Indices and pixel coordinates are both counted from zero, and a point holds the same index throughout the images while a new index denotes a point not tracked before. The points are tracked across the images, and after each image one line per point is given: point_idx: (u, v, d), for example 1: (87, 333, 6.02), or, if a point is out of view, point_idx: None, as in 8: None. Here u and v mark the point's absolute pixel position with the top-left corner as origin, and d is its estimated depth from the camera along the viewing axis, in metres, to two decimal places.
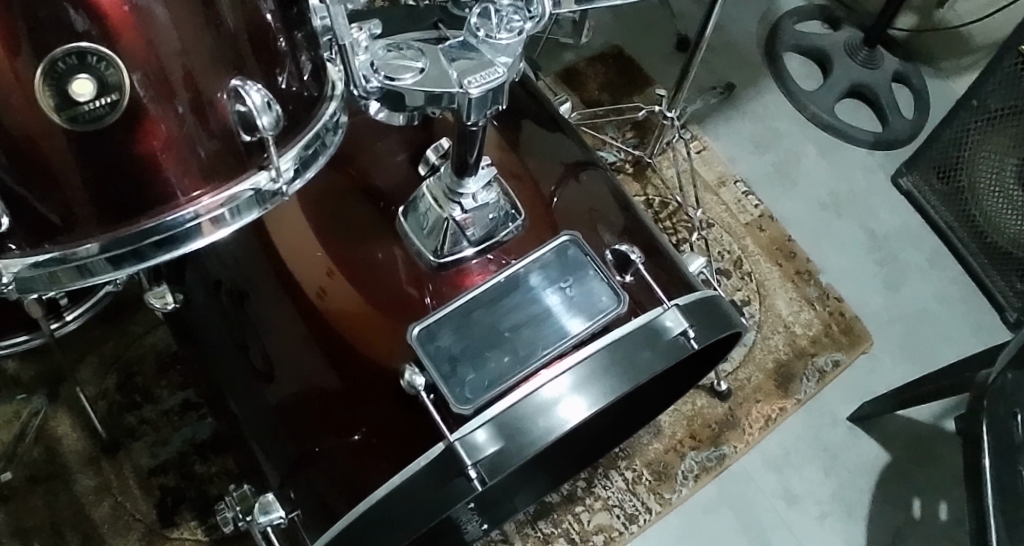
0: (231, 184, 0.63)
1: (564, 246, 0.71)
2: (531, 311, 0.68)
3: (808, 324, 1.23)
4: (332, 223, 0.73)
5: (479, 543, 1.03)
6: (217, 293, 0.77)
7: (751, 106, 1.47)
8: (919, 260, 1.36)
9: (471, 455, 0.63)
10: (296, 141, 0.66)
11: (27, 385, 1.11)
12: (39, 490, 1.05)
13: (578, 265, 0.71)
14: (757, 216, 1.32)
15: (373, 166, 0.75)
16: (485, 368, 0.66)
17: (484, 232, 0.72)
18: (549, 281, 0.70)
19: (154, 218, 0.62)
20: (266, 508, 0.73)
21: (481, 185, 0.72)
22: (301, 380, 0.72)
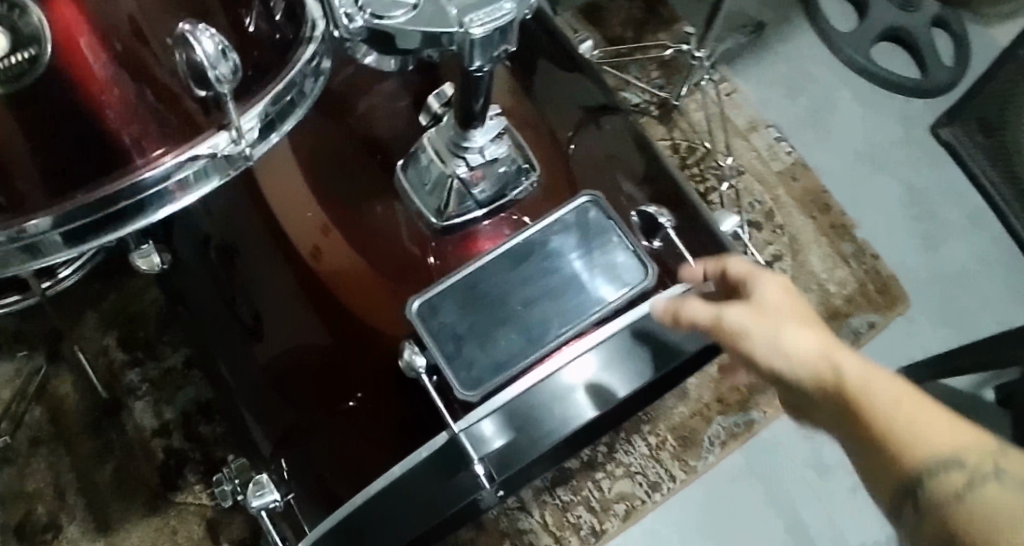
0: (189, 145, 0.59)
1: (584, 208, 0.66)
2: (544, 284, 0.64)
3: (844, 282, 1.17)
4: (329, 181, 0.67)
5: (495, 511, 0.98)
6: (205, 250, 0.71)
7: (784, 47, 1.37)
8: (959, 217, 1.28)
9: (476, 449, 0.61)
10: (262, 95, 0.60)
11: (26, 341, 1.06)
12: (42, 451, 1.02)
13: (599, 229, 0.66)
14: (790, 165, 1.24)
15: (370, 115, 0.69)
16: (493, 352, 0.62)
17: (495, 191, 0.67)
18: (566, 248, 0.65)
19: (105, 187, 0.57)
20: (259, 491, 0.66)
21: (488, 138, 0.66)
22: (294, 337, 0.67)
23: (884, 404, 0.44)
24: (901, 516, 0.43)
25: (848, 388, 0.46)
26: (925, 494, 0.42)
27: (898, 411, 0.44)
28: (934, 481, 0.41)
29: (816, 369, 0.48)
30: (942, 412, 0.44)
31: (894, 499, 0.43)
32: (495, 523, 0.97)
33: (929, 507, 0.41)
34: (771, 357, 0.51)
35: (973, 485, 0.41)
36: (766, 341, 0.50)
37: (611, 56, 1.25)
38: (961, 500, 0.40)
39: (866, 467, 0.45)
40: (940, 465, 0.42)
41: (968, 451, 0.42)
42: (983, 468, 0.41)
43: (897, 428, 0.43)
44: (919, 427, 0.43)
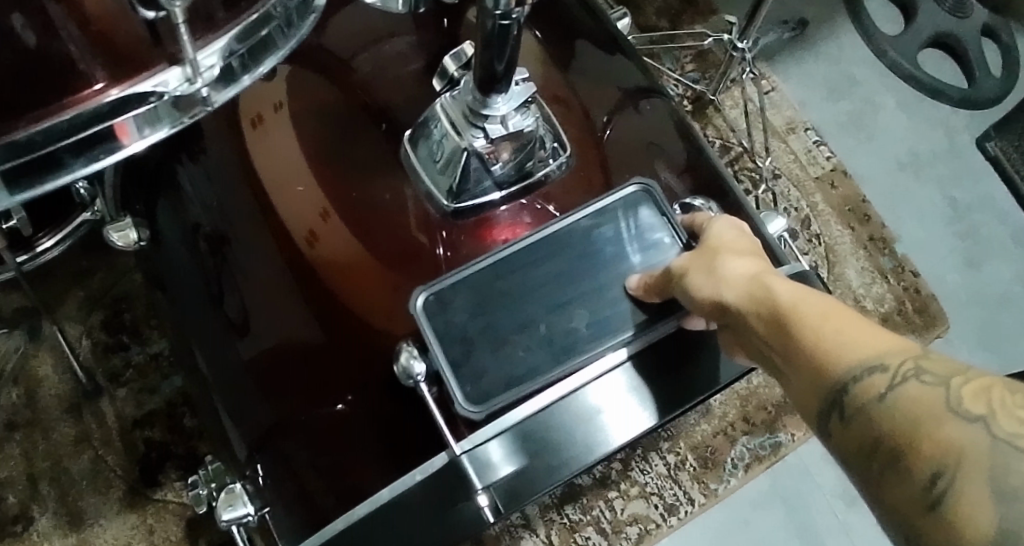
0: (136, 80, 0.52)
1: (634, 200, 0.61)
2: (574, 284, 0.59)
3: (881, 299, 1.09)
4: (330, 152, 0.60)
5: (498, 527, 0.89)
6: (194, 238, 0.64)
7: (827, 46, 1.29)
8: (1004, 237, 1.20)
9: (484, 478, 0.56)
10: (228, 27, 0.54)
11: (8, 319, 1.00)
12: (17, 436, 0.95)
13: (643, 222, 0.61)
14: (829, 170, 1.17)
15: (381, 81, 0.62)
16: (509, 364, 0.56)
17: (515, 171, 0.60)
18: (602, 242, 0.60)
19: (36, 121, 0.50)
20: (231, 502, 0.59)
21: (513, 106, 0.57)
22: (280, 333, 0.60)
23: (812, 320, 0.44)
24: (829, 428, 0.43)
25: (783, 309, 0.46)
26: (851, 399, 0.41)
27: (829, 328, 0.43)
28: (858, 384, 0.41)
29: (751, 292, 0.49)
30: (872, 326, 0.43)
31: (824, 413, 0.43)
32: (496, 542, 0.89)
33: (852, 411, 0.41)
34: (711, 290, 0.52)
35: (893, 382, 0.40)
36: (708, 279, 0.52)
37: (645, 44, 1.18)
38: (881, 399, 0.40)
39: (803, 384, 0.44)
40: (863, 369, 0.41)
41: (891, 350, 0.41)
42: (902, 366, 0.40)
43: (827, 343, 0.43)
44: (847, 341, 0.43)
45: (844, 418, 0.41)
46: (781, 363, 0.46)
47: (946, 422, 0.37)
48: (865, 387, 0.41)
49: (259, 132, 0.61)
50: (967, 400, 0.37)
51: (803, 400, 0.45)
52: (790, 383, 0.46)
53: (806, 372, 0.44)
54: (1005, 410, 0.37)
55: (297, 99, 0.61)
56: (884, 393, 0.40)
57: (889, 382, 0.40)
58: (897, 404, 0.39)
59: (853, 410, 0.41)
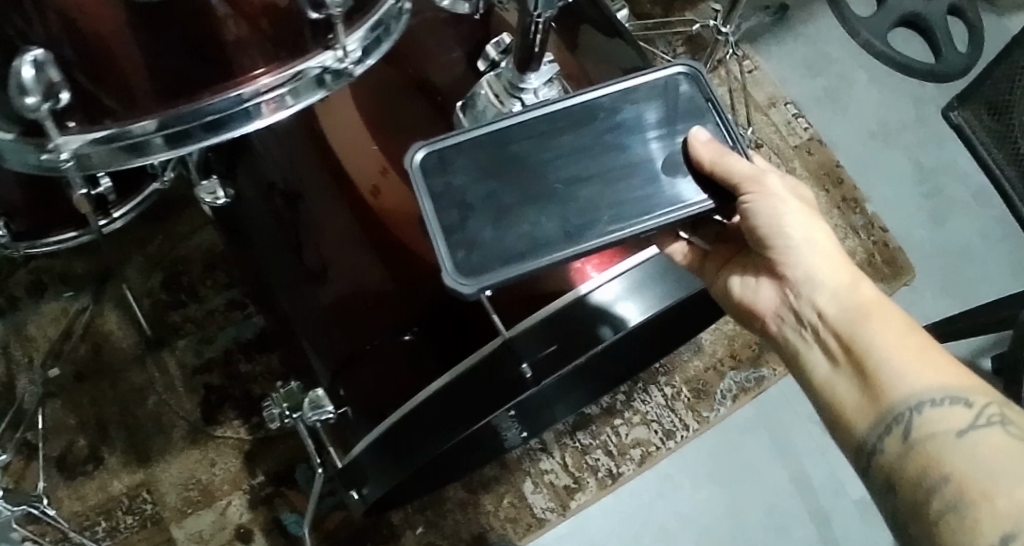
0: (295, 63, 0.67)
1: (677, 80, 0.69)
2: (599, 156, 0.66)
3: (852, 251, 1.22)
4: (389, 120, 0.72)
5: (519, 450, 1.03)
6: (270, 193, 0.76)
7: (806, 29, 1.42)
8: (966, 196, 1.32)
9: (527, 354, 0.69)
10: (361, 23, 0.69)
11: (74, 283, 1.10)
12: (87, 385, 1.05)
13: (679, 101, 0.69)
14: (806, 139, 1.30)
15: (428, 61, 0.74)
16: (530, 222, 0.64)
17: None
18: (632, 120, 0.68)
19: (212, 95, 0.66)
20: (317, 404, 0.77)
21: (543, 82, 0.71)
22: (353, 276, 0.74)
23: (899, 334, 0.59)
24: (887, 433, 0.58)
25: (862, 319, 0.61)
26: (924, 427, 0.56)
27: (910, 359, 0.58)
28: (934, 408, 0.57)
29: (852, 305, 0.62)
30: (947, 359, 0.59)
31: (884, 412, 0.58)
32: (518, 464, 1.03)
33: (921, 434, 0.56)
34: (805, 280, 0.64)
35: (973, 421, 0.56)
36: (809, 263, 0.64)
37: (640, 29, 1.31)
38: (962, 435, 0.55)
39: (867, 377, 0.59)
40: (945, 399, 0.57)
41: (972, 392, 0.57)
42: (985, 408, 0.57)
43: (908, 364, 0.58)
44: (921, 371, 0.58)
45: (909, 432, 0.57)
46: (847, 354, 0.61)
47: None
48: (938, 417, 0.56)
49: (326, 106, 0.73)
50: None
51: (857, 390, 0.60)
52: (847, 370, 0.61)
53: (869, 373, 0.59)
54: None
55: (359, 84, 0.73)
56: (963, 435, 0.55)
57: (974, 423, 0.56)
58: (981, 443, 0.54)
59: (925, 428, 0.56)
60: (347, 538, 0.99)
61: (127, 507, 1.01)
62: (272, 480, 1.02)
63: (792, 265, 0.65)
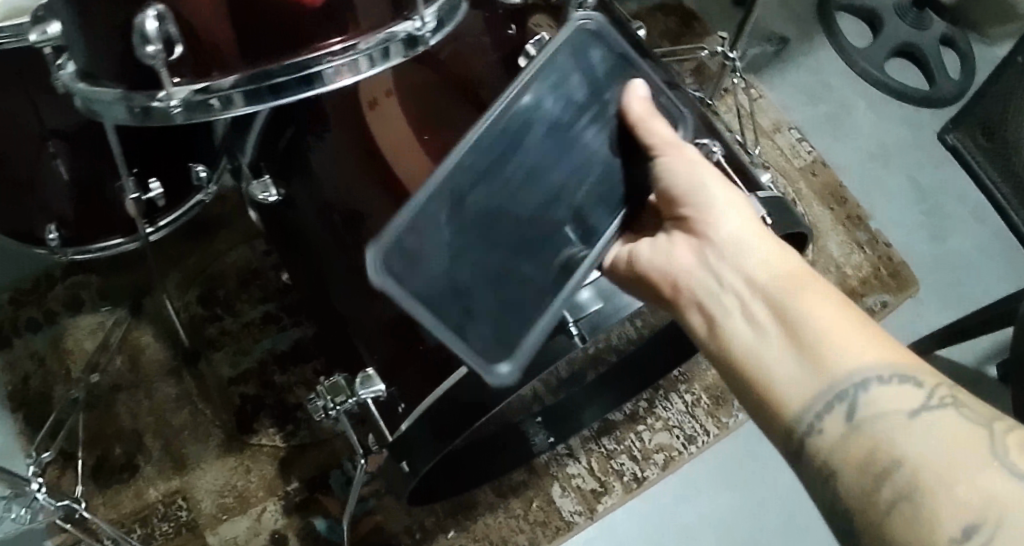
0: (377, 29, 0.72)
1: (580, 38, 0.71)
2: (528, 156, 0.68)
3: (858, 266, 1.27)
4: (433, 118, 0.76)
5: (547, 455, 1.07)
6: (329, 213, 0.81)
7: (806, 60, 1.47)
8: (963, 214, 1.38)
9: (574, 313, 0.75)
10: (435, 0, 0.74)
11: (111, 298, 1.11)
12: (122, 396, 1.06)
13: (584, 64, 0.71)
14: (810, 162, 1.36)
15: (471, 63, 0.79)
16: (532, 263, 0.68)
17: None
18: (547, 104, 0.69)
19: (300, 52, 0.70)
20: (366, 382, 0.80)
21: None
22: None
23: (838, 309, 0.61)
24: (830, 409, 0.59)
25: (795, 304, 0.62)
26: (867, 410, 0.58)
27: (844, 345, 0.60)
28: (882, 387, 0.58)
29: (789, 289, 0.63)
30: (888, 340, 0.61)
31: (824, 387, 0.59)
32: (545, 469, 1.06)
33: (866, 413, 0.57)
34: (744, 261, 0.66)
35: (925, 403, 0.57)
36: (744, 249, 0.66)
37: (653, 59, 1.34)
38: (912, 417, 0.56)
39: (805, 351, 0.61)
40: (888, 378, 0.58)
41: (922, 372, 0.59)
42: (935, 391, 0.58)
43: (851, 342, 0.60)
44: (859, 352, 0.60)
45: (854, 409, 0.58)
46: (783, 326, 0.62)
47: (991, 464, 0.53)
48: (883, 394, 0.58)
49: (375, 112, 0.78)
50: (1006, 444, 0.54)
51: (789, 361, 0.61)
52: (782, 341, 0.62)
53: (806, 343, 0.61)
54: None
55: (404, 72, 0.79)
56: (914, 414, 0.56)
57: (927, 404, 0.57)
58: (935, 423, 0.55)
59: (871, 404, 0.58)
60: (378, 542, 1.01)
61: (161, 515, 1.00)
62: (306, 486, 1.03)
63: (717, 238, 0.68)
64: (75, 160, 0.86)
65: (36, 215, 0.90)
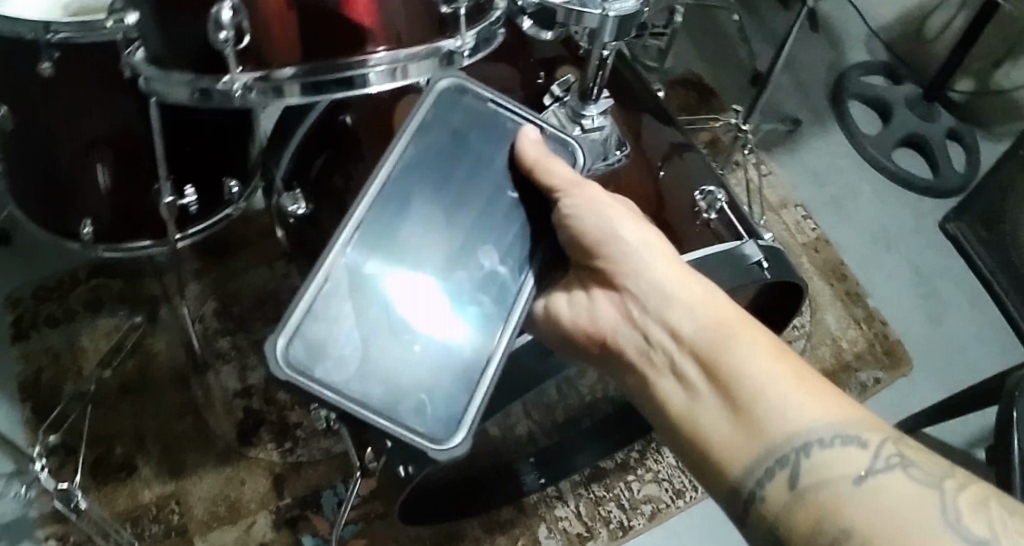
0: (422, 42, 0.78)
1: (438, 102, 0.74)
2: (415, 231, 0.70)
3: (855, 340, 1.30)
4: None
5: (537, 497, 1.09)
6: None
7: (816, 142, 1.51)
8: (960, 301, 1.41)
9: None
10: (476, 24, 0.81)
11: (131, 304, 1.15)
12: (129, 399, 1.08)
13: (449, 129, 0.74)
14: (814, 239, 1.39)
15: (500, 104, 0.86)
16: (447, 331, 0.69)
17: (599, 153, 0.85)
18: (421, 181, 0.72)
19: (351, 56, 0.76)
20: None
21: (599, 112, 0.86)
22: None
23: (768, 361, 0.65)
24: (772, 475, 0.62)
25: (721, 365, 0.66)
26: (811, 474, 0.61)
27: (776, 406, 0.63)
28: (824, 449, 0.61)
29: (716, 350, 0.67)
30: (827, 390, 0.64)
31: (761, 448, 0.63)
32: (534, 509, 1.08)
33: (813, 477, 0.60)
34: (683, 319, 0.70)
35: (874, 466, 0.60)
36: (683, 305, 0.70)
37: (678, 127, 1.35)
38: (861, 481, 0.59)
39: (732, 410, 0.65)
40: (831, 439, 0.61)
41: (866, 430, 0.62)
42: (884, 452, 0.61)
43: (785, 399, 0.63)
44: (797, 413, 0.63)
45: (795, 474, 0.61)
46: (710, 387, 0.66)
47: (942, 535, 0.55)
48: (828, 458, 0.61)
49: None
50: (954, 512, 0.56)
51: (719, 427, 0.65)
52: (706, 404, 0.66)
53: (738, 403, 0.64)
54: (989, 520, 0.57)
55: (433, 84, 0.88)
56: (859, 481, 0.59)
57: (873, 467, 0.59)
58: (882, 486, 0.58)
59: (814, 468, 0.61)
60: None
61: (155, 515, 1.02)
62: (298, 503, 1.05)
63: (640, 285, 0.73)
64: (114, 170, 0.96)
65: (72, 212, 1.00)
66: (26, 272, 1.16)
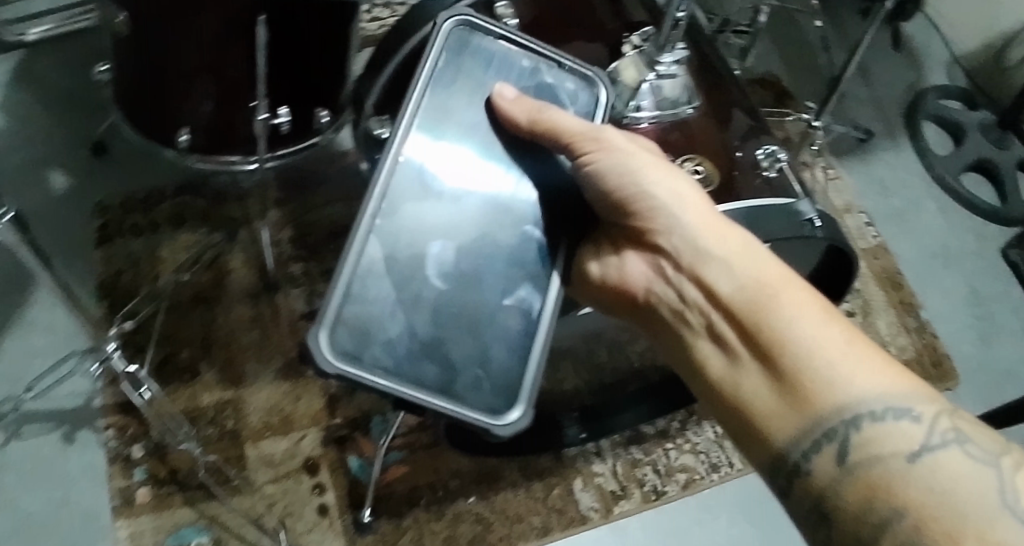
0: None
1: (451, 48, 0.74)
2: (440, 197, 0.71)
3: (904, 348, 1.31)
4: None
5: (576, 451, 1.11)
6: None
7: (886, 155, 1.52)
8: (1015, 326, 1.41)
9: None
10: None
11: (212, 221, 1.20)
12: (201, 308, 1.13)
13: (467, 86, 0.74)
14: (873, 246, 1.40)
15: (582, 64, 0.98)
16: (484, 296, 0.71)
17: (665, 98, 0.99)
18: (443, 148, 0.72)
19: None
20: None
21: (671, 59, 0.99)
22: None
23: (814, 324, 0.63)
24: (818, 447, 0.60)
25: (773, 340, 0.64)
26: (862, 451, 0.59)
27: (825, 383, 0.61)
28: (875, 423, 0.59)
29: (754, 322, 0.66)
30: (879, 362, 0.62)
31: (806, 421, 0.61)
32: (572, 462, 1.10)
33: (863, 450, 0.59)
34: (718, 277, 0.70)
35: (928, 445, 0.57)
36: (718, 264, 0.71)
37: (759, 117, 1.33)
38: (917, 457, 0.57)
39: (771, 380, 0.64)
40: (883, 412, 0.60)
41: (921, 402, 0.60)
42: (940, 429, 0.58)
43: (838, 366, 0.62)
44: (848, 385, 0.61)
45: (845, 450, 0.59)
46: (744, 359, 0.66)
47: (997, 517, 0.52)
48: (881, 433, 0.59)
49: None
50: (1011, 490, 0.54)
51: (759, 400, 0.64)
52: (745, 376, 0.65)
53: (788, 380, 0.63)
54: None
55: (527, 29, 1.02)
56: (914, 457, 0.57)
57: (927, 444, 0.57)
58: (936, 463, 0.56)
59: (865, 442, 0.59)
60: (400, 492, 1.05)
61: (212, 417, 1.08)
62: (348, 424, 1.09)
63: (674, 237, 0.74)
64: (217, 101, 1.03)
65: (172, 120, 1.06)
66: (116, 179, 1.21)
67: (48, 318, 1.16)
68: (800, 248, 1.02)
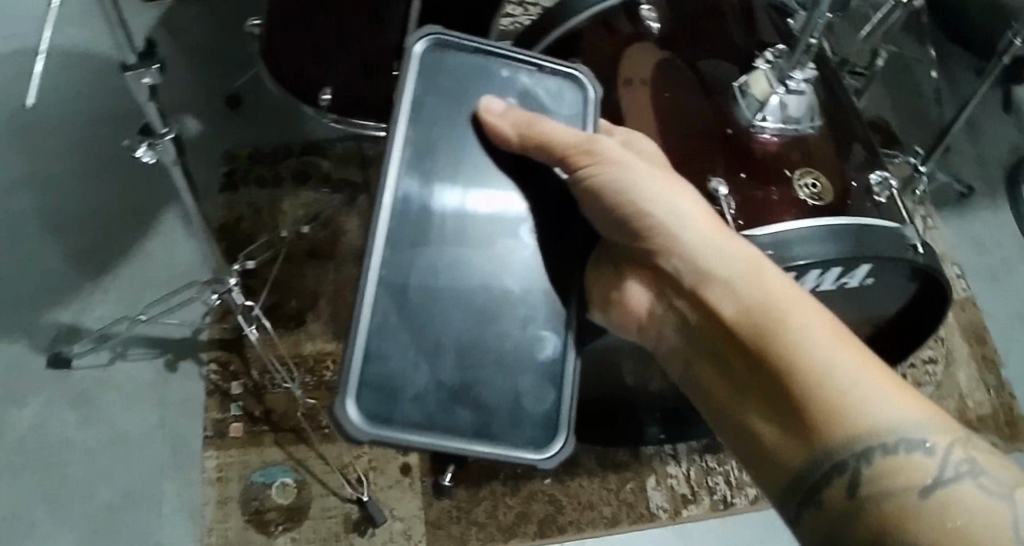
0: None
1: (423, 68, 0.75)
2: (442, 226, 0.74)
3: (982, 402, 1.32)
4: (671, 116, 1.01)
5: (653, 449, 1.14)
6: None
7: (984, 212, 1.53)
8: None
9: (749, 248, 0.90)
10: None
11: (333, 183, 1.25)
12: (313, 263, 1.18)
13: (446, 112, 0.76)
14: (962, 299, 1.42)
15: (714, 83, 1.03)
16: (506, 328, 0.73)
17: (794, 113, 1.00)
18: (439, 177, 0.74)
19: None
20: None
21: (802, 77, 1.00)
22: None
23: (828, 352, 0.63)
24: (829, 482, 0.62)
25: (784, 386, 0.64)
26: (869, 489, 0.60)
27: (838, 428, 0.62)
28: (889, 456, 0.60)
29: (762, 368, 0.66)
30: (888, 391, 0.62)
31: (817, 456, 0.62)
32: (648, 460, 1.13)
33: (874, 484, 0.60)
34: (723, 301, 0.71)
35: (941, 477, 0.58)
36: (723, 286, 0.71)
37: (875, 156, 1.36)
38: (928, 490, 0.58)
39: (779, 416, 0.65)
40: (894, 447, 0.60)
41: (936, 431, 0.61)
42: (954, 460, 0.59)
43: (860, 408, 0.62)
44: (861, 423, 0.61)
45: (855, 485, 0.60)
46: (751, 397, 0.67)
47: None
48: (893, 468, 0.59)
49: (628, 88, 1.03)
50: None
51: (764, 438, 0.66)
52: (750, 410, 0.67)
53: (804, 428, 0.63)
54: None
55: (664, 36, 1.06)
56: (927, 492, 0.58)
57: (941, 477, 0.58)
58: (952, 499, 0.57)
59: (875, 477, 0.60)
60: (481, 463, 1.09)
61: (312, 367, 1.13)
62: None
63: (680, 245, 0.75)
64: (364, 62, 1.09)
65: (316, 78, 1.11)
66: (248, 131, 1.27)
67: (168, 254, 1.22)
68: (900, 275, 1.03)
